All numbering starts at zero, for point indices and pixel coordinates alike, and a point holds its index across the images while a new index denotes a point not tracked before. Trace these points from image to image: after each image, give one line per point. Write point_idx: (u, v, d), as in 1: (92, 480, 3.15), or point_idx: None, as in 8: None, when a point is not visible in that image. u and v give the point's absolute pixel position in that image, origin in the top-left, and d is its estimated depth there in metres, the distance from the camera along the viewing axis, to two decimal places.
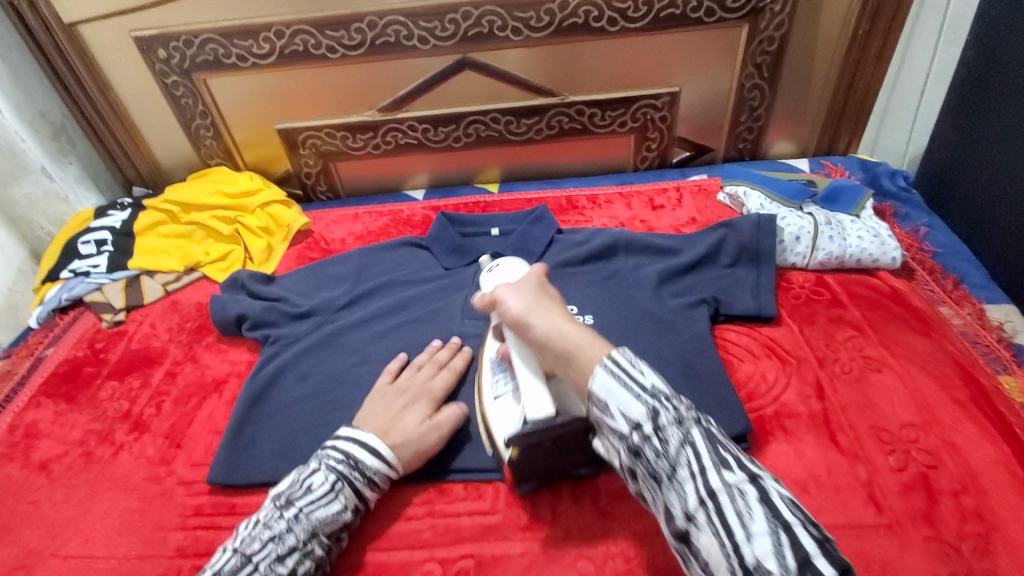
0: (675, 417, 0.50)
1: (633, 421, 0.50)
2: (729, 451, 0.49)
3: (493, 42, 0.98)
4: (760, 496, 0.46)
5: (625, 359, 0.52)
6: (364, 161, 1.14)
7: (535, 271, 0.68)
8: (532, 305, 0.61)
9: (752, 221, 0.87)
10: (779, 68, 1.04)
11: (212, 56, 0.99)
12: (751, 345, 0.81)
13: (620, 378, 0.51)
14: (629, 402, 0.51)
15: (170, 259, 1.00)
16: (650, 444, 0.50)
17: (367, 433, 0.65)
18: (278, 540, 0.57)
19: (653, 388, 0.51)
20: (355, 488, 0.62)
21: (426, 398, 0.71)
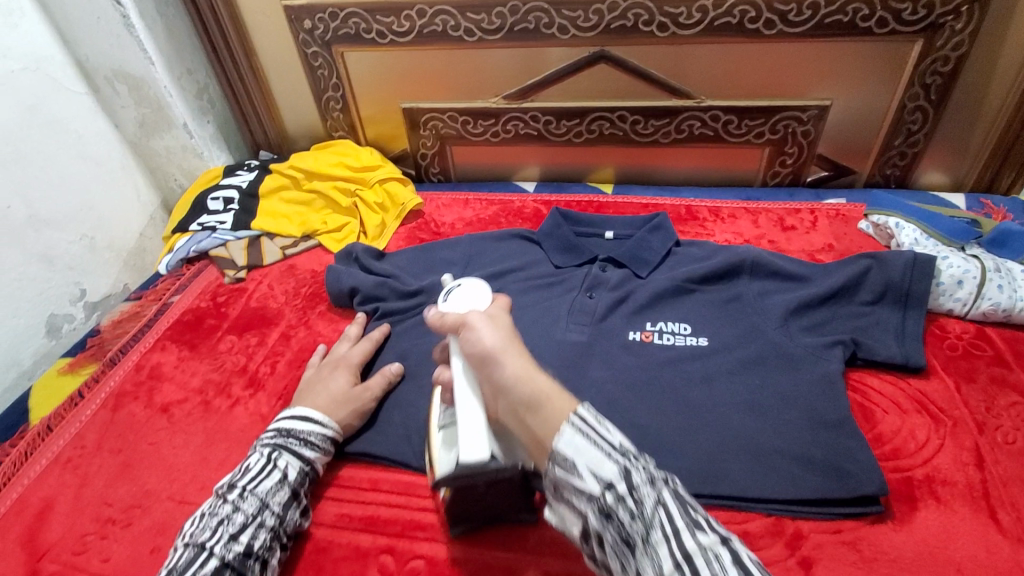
0: (647, 475, 0.45)
1: (605, 480, 0.45)
2: (692, 504, 0.46)
3: (636, 37, 0.93)
4: (732, 557, 0.42)
5: (593, 414, 0.47)
6: (481, 147, 1.12)
7: (503, 304, 0.60)
8: (501, 341, 0.53)
9: (906, 258, 0.77)
10: (950, 91, 0.93)
11: (354, 30, 1.00)
12: (897, 396, 0.73)
13: (587, 435, 0.46)
14: (601, 462, 0.45)
15: (289, 224, 1.03)
16: (624, 505, 0.44)
17: (292, 408, 0.69)
18: (228, 522, 0.57)
19: (622, 445, 0.46)
20: (293, 454, 0.64)
21: (347, 366, 0.74)
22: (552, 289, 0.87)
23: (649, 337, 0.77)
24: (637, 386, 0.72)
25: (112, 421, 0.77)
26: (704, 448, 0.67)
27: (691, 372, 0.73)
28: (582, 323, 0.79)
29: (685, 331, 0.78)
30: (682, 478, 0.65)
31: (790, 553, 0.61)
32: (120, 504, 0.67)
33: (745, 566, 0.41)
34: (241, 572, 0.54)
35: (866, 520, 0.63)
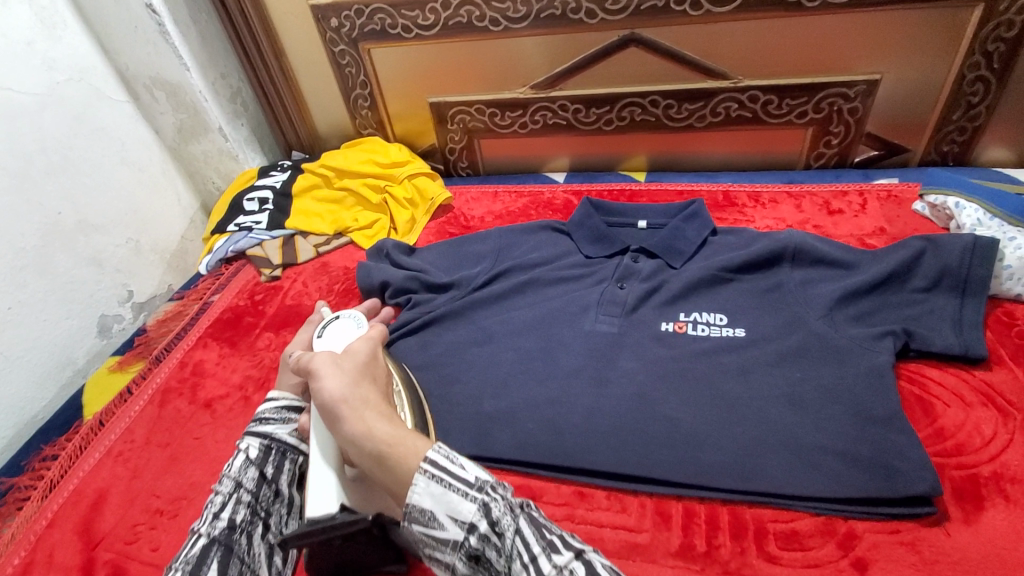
0: (504, 505, 0.45)
1: (466, 523, 0.44)
2: (550, 524, 0.47)
3: (666, 17, 0.90)
4: (587, 570, 0.43)
5: (445, 456, 0.47)
6: (508, 140, 1.11)
7: (365, 342, 0.59)
8: (346, 390, 0.52)
9: (966, 242, 0.72)
10: (1016, 58, 0.85)
11: (380, 26, 1.00)
12: (959, 388, 0.68)
13: (443, 480, 0.46)
14: (457, 504, 0.45)
15: (321, 222, 1.04)
16: (487, 542, 0.44)
17: None
18: (209, 504, 0.58)
19: (480, 481, 0.46)
20: (254, 433, 0.64)
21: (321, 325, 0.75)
22: (582, 281, 0.85)
23: (683, 327, 0.75)
24: (673, 378, 0.69)
25: (159, 416, 0.79)
26: (746, 444, 0.63)
27: (731, 364, 0.70)
28: (614, 314, 0.77)
29: (722, 321, 0.75)
30: (724, 474, 0.62)
31: (843, 554, 0.58)
32: (167, 496, 0.70)
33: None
34: (229, 544, 0.55)
35: (927, 520, 0.59)
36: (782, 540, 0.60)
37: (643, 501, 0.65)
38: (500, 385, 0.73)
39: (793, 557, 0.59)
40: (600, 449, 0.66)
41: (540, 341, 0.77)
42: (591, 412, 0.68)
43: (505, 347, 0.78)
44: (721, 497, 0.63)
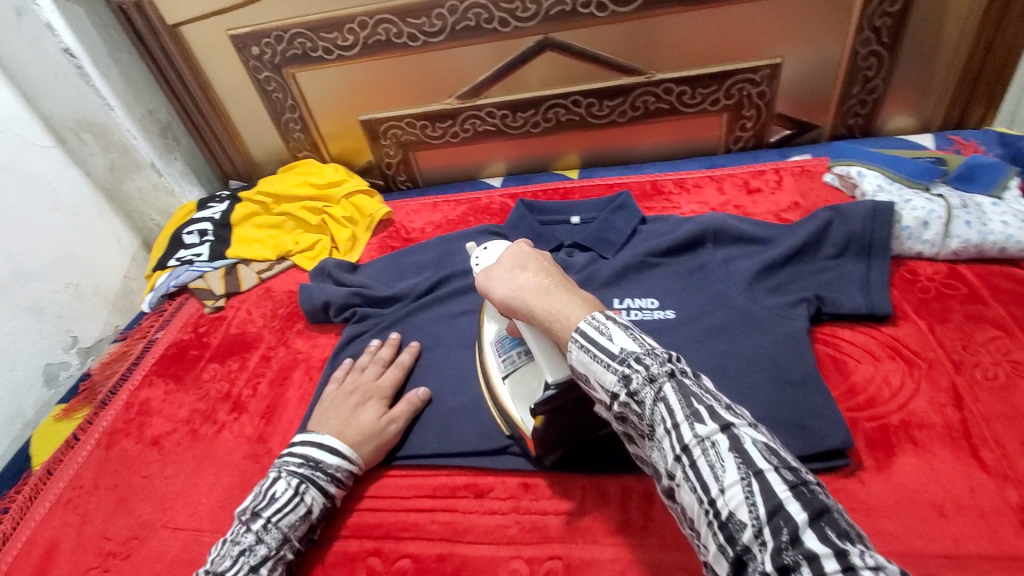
0: (646, 376, 0.46)
1: (610, 391, 0.47)
2: (709, 395, 0.45)
3: (576, 20, 0.93)
4: (731, 445, 0.42)
5: (595, 329, 0.49)
6: (443, 150, 1.13)
7: (518, 248, 0.63)
8: (508, 288, 0.58)
9: (867, 208, 0.77)
10: (902, 32, 0.91)
11: (301, 50, 1.02)
12: (869, 345, 0.72)
13: (590, 351, 0.49)
14: (601, 373, 0.48)
15: (263, 249, 1.05)
16: (632, 408, 0.47)
17: (323, 435, 0.67)
18: (249, 552, 0.58)
19: (624, 352, 0.47)
20: (320, 488, 0.64)
21: (377, 395, 0.72)
22: None
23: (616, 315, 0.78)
24: None
25: (107, 458, 0.79)
26: None
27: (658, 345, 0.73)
28: None
29: (653, 305, 0.78)
30: None
31: None
32: (118, 537, 0.70)
33: (744, 453, 0.41)
34: None
35: (842, 472, 0.63)
36: None
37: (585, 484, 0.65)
38: (457, 382, 0.76)
39: None
40: None
41: None
42: None
43: (450, 353, 0.80)
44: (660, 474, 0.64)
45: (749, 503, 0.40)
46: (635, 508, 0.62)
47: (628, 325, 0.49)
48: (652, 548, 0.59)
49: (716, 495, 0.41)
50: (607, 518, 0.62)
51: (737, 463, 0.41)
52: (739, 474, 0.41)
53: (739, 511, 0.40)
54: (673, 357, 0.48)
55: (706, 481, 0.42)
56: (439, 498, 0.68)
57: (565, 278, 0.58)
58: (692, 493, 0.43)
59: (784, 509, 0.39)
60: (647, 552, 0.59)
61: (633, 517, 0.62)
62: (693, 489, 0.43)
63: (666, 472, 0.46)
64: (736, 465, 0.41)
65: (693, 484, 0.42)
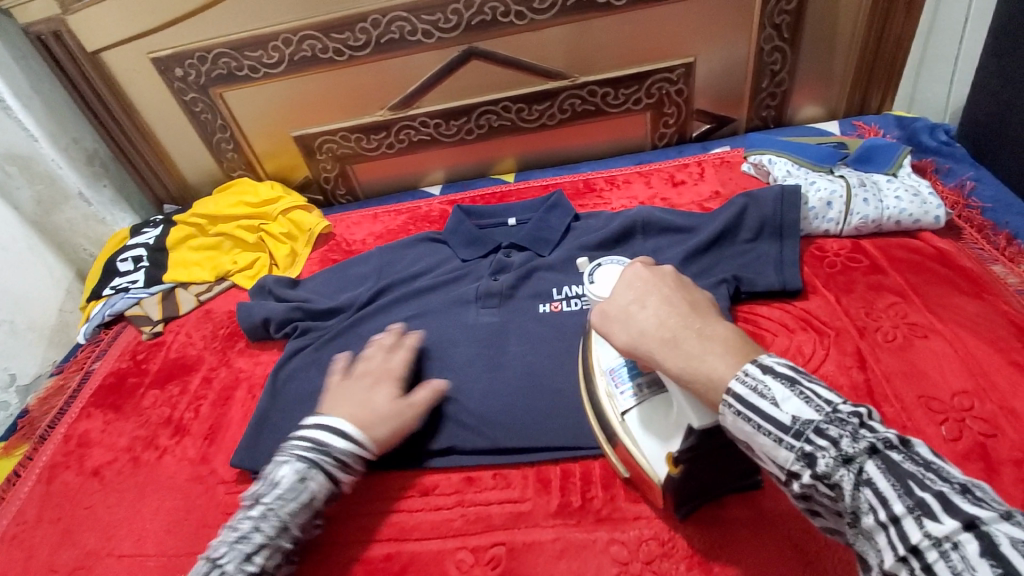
0: (836, 456, 0.38)
1: (786, 468, 0.40)
2: (929, 474, 0.35)
3: (497, 29, 0.97)
4: (981, 547, 0.32)
5: (752, 389, 0.41)
6: (380, 162, 1.14)
7: (640, 271, 0.52)
8: (630, 334, 0.49)
9: (775, 192, 0.82)
10: (800, 27, 0.98)
11: (226, 69, 1.02)
12: (784, 319, 0.77)
13: (751, 421, 0.41)
14: (773, 450, 0.40)
15: (201, 270, 1.04)
16: (819, 489, 0.39)
17: (331, 416, 0.65)
18: (245, 539, 0.56)
19: (797, 423, 0.39)
20: (320, 475, 0.61)
21: (389, 379, 0.71)
22: (459, 283, 0.89)
23: (558, 306, 0.81)
24: (554, 354, 0.76)
25: (47, 492, 0.77)
26: None
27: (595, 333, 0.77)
28: (491, 306, 0.84)
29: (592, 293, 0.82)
30: (591, 434, 0.69)
31: None
32: (63, 569, 0.69)
33: (1003, 559, 0.31)
34: None
35: None
36: None
37: (525, 473, 0.69)
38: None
39: (655, 493, 0.64)
40: (485, 432, 0.70)
41: (425, 347, 0.81)
42: (479, 399, 0.73)
43: None
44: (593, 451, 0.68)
45: None
46: (574, 492, 0.66)
47: (793, 378, 0.41)
48: (589, 526, 0.63)
49: None
50: (547, 504, 0.66)
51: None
52: None
53: None
54: (863, 417, 0.39)
55: None
56: (384, 501, 0.69)
57: (687, 286, 0.51)
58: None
59: None
60: (586, 530, 0.63)
61: (572, 500, 0.66)
62: None
63: (882, 570, 0.36)
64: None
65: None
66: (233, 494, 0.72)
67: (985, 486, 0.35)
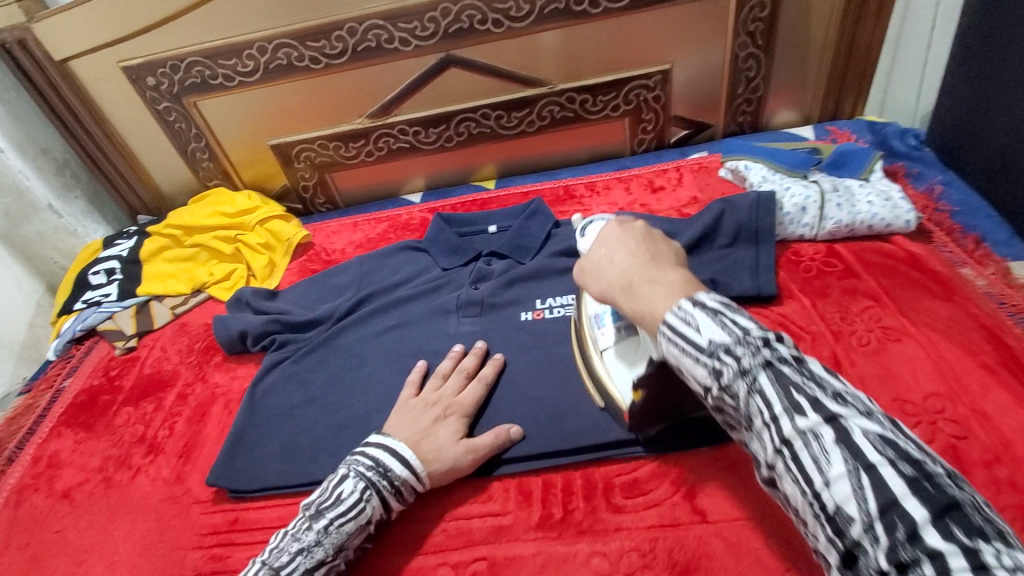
0: (737, 369, 0.40)
1: (701, 384, 0.42)
2: (812, 380, 0.38)
3: (474, 37, 0.97)
4: (839, 437, 0.35)
5: (681, 321, 0.43)
6: (359, 169, 1.13)
7: (619, 227, 0.55)
8: (602, 283, 0.52)
9: (751, 198, 0.83)
10: (774, 34, 1.00)
11: (200, 78, 1.00)
12: (762, 324, 0.78)
13: (677, 344, 0.43)
14: (690, 368, 0.42)
15: (177, 283, 1.02)
16: (723, 400, 0.41)
17: (397, 442, 0.65)
18: (306, 553, 0.58)
19: (712, 344, 0.41)
20: (381, 499, 0.62)
21: (458, 413, 0.69)
22: (439, 292, 0.89)
23: (541, 314, 0.81)
24: (535, 363, 0.76)
25: (15, 517, 0.76)
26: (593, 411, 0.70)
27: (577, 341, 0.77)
28: (472, 316, 0.83)
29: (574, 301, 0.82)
30: (572, 443, 0.69)
31: (676, 489, 0.65)
32: None
33: (855, 447, 0.35)
34: None
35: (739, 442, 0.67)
36: (624, 489, 0.66)
37: (506, 484, 0.69)
38: (381, 400, 0.77)
39: (636, 502, 0.65)
40: None
41: (407, 359, 0.81)
42: None
43: (375, 369, 0.80)
44: (577, 460, 0.69)
45: (859, 498, 0.34)
46: (555, 503, 0.66)
47: (716, 310, 0.42)
48: (571, 537, 0.64)
49: (821, 491, 0.35)
50: (528, 516, 0.66)
51: (846, 456, 0.35)
52: (849, 467, 0.34)
53: (847, 506, 0.34)
54: (770, 338, 0.41)
55: (810, 475, 0.36)
56: None
57: (656, 239, 0.54)
58: (794, 486, 0.37)
59: (901, 505, 0.32)
60: (567, 542, 0.63)
61: (553, 511, 0.66)
62: (795, 484, 0.37)
63: (765, 465, 0.40)
64: (845, 458, 0.35)
65: (795, 478, 0.37)
66: (209, 514, 0.72)
67: (860, 393, 0.39)
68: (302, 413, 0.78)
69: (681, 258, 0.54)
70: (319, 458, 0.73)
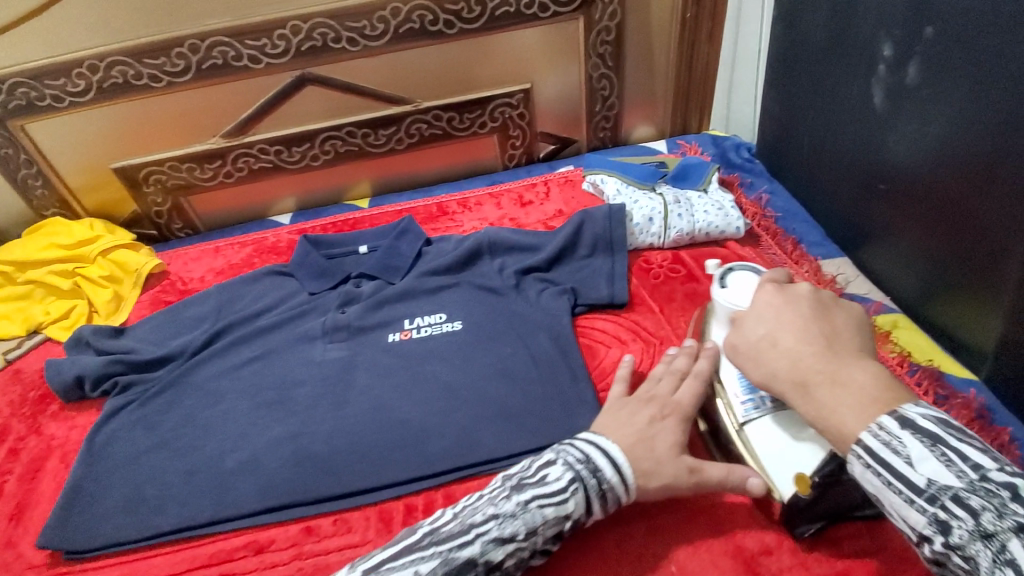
0: (974, 527, 0.38)
1: (917, 531, 0.41)
2: None
3: (329, 55, 0.95)
4: None
5: (884, 444, 0.42)
6: (219, 192, 1.07)
7: (796, 293, 0.54)
8: (762, 372, 0.51)
9: (604, 211, 0.89)
10: (621, 55, 1.07)
11: (24, 100, 0.91)
12: (617, 330, 0.83)
13: (882, 475, 0.42)
14: (902, 508, 0.41)
15: (8, 324, 0.92)
16: (951, 558, 0.39)
17: (607, 441, 0.59)
18: (501, 519, 0.53)
19: (933, 484, 0.40)
20: (599, 497, 0.57)
21: (677, 414, 0.62)
22: (306, 318, 0.86)
23: (408, 334, 0.82)
24: (400, 384, 0.76)
25: None
26: (458, 427, 0.72)
27: (442, 360, 0.78)
28: (338, 340, 0.82)
29: (441, 320, 0.83)
30: (436, 463, 0.69)
31: None
32: None
33: None
34: None
35: None
36: None
37: (368, 512, 0.68)
38: (237, 439, 0.73)
39: None
40: (328, 475, 0.69)
41: (268, 392, 0.78)
42: (325, 439, 0.72)
43: (233, 406, 0.77)
44: (435, 483, 0.69)
45: None
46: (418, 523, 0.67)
47: (936, 438, 0.41)
48: None
49: None
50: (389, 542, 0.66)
51: None
52: None
53: None
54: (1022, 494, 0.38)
55: None
56: (216, 564, 0.65)
57: (827, 305, 0.53)
58: None
59: None
60: None
61: None
62: None
63: None
64: None
65: None
66: None
67: None
68: (149, 460, 0.73)
69: (860, 325, 0.53)
70: (165, 507, 0.69)
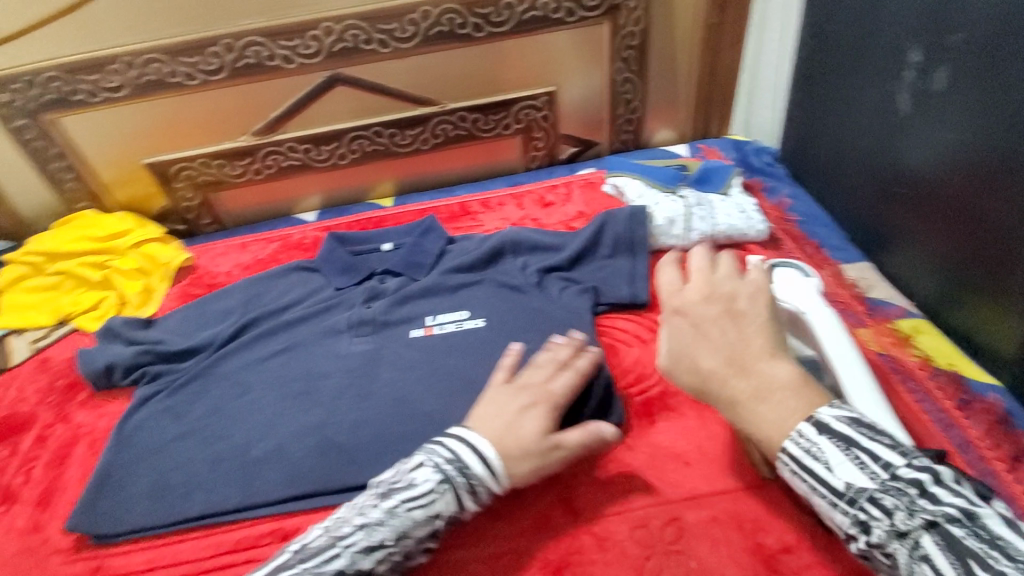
0: (890, 524, 0.42)
1: (845, 531, 0.45)
2: (996, 552, 0.37)
3: (359, 56, 0.97)
4: None
5: (805, 451, 0.46)
6: (247, 188, 1.09)
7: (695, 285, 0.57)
8: (705, 369, 0.53)
9: (627, 212, 0.90)
10: (645, 60, 1.08)
11: (58, 94, 0.93)
12: (638, 330, 0.84)
13: (808, 480, 0.47)
14: (829, 510, 0.46)
15: (39, 314, 0.95)
16: (874, 554, 0.43)
17: (478, 436, 0.58)
18: (369, 529, 0.53)
19: (850, 486, 0.44)
20: (466, 494, 0.56)
21: (546, 403, 0.61)
22: (331, 312, 0.87)
23: (431, 330, 0.83)
24: (424, 378, 0.77)
25: None
26: None
27: (465, 355, 0.79)
28: (363, 334, 0.84)
29: (464, 316, 0.84)
30: None
31: None
32: None
33: None
34: None
35: None
36: None
37: None
38: (263, 429, 0.74)
39: None
40: (351, 466, 0.70)
41: (293, 383, 0.79)
42: (349, 431, 0.73)
43: (259, 397, 0.78)
44: None
45: None
46: None
47: (850, 442, 0.45)
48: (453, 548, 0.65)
49: None
50: None
51: None
52: None
53: None
54: (925, 485, 0.42)
55: None
56: (241, 551, 0.66)
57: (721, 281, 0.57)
58: None
59: None
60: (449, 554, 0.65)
61: None
62: None
63: None
64: None
65: None
66: (69, 565, 0.67)
67: None
68: (176, 448, 0.74)
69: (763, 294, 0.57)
70: (192, 494, 0.70)
